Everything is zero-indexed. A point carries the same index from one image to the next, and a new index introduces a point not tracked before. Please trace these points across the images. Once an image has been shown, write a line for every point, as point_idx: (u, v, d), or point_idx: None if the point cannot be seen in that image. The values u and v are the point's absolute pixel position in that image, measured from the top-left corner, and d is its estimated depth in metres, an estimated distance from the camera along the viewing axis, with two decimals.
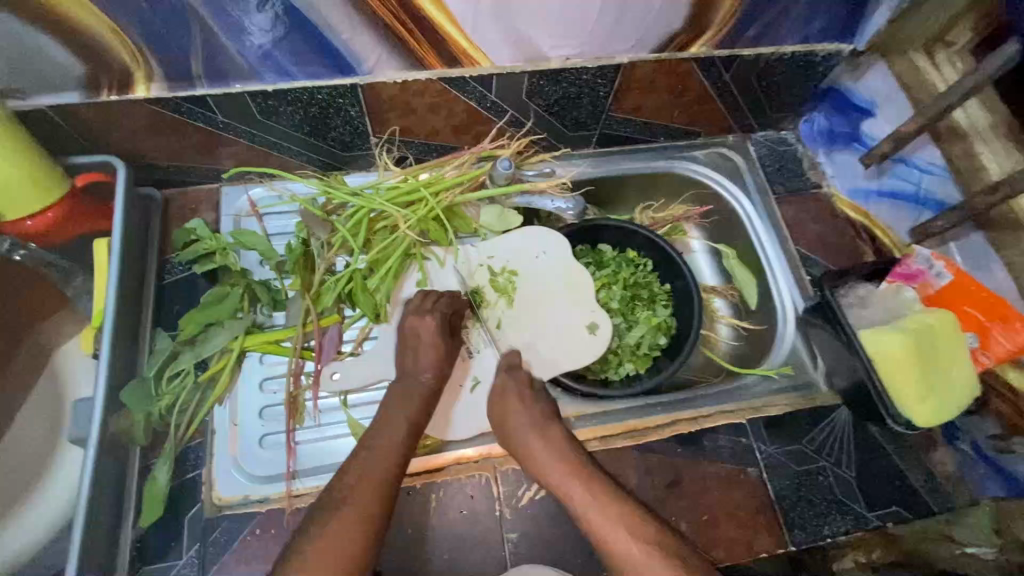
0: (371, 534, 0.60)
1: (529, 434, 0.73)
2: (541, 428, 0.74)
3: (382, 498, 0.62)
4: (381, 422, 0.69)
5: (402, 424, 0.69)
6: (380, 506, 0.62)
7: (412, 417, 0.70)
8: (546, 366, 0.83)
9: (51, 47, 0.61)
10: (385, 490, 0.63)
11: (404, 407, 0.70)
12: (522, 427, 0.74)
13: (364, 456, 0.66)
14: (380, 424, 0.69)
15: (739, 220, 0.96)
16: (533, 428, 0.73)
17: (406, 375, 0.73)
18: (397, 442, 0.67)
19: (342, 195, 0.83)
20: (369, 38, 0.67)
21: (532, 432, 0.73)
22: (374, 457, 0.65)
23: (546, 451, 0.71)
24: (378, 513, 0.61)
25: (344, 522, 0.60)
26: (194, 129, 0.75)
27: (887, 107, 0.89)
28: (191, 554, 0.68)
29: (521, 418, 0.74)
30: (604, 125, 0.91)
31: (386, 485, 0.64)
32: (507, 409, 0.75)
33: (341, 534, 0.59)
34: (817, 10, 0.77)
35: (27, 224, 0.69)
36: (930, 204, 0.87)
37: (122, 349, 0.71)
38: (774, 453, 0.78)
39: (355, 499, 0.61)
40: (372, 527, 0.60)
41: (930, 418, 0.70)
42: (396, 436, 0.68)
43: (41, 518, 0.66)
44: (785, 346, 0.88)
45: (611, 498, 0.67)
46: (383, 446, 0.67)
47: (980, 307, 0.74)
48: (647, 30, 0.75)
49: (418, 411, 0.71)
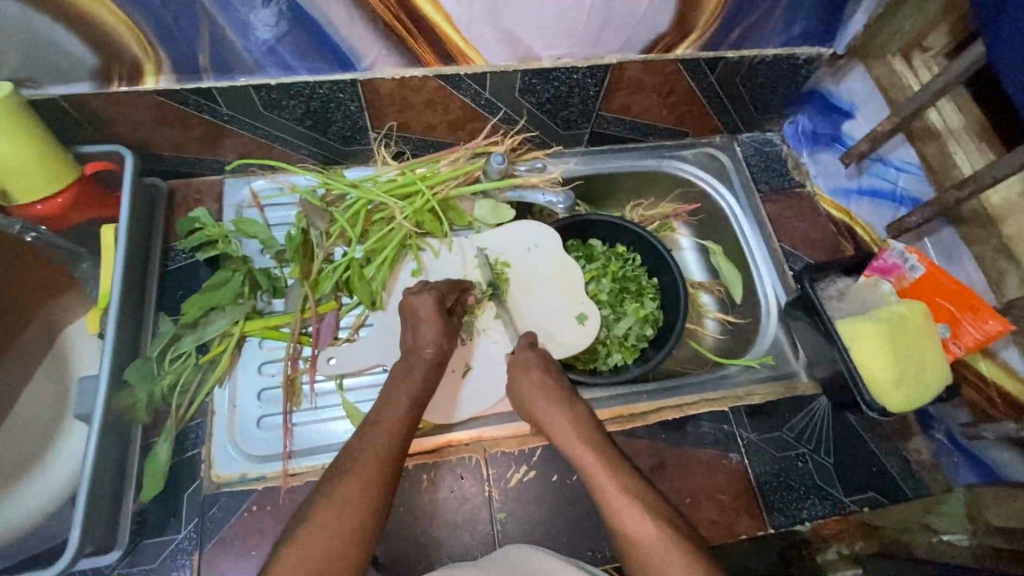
0: (375, 501, 0.60)
1: (556, 414, 0.72)
2: (566, 403, 0.73)
3: (387, 469, 0.63)
4: (387, 400, 0.70)
5: (404, 400, 0.70)
6: (385, 475, 0.62)
7: (414, 391, 0.71)
8: (562, 346, 0.86)
9: (65, 38, 0.64)
10: (390, 460, 0.64)
11: (405, 383, 0.72)
12: (543, 406, 0.73)
13: (369, 430, 0.66)
14: (389, 397, 0.70)
15: (725, 217, 1.00)
16: (553, 409, 0.72)
17: (410, 350, 0.76)
18: (400, 417, 0.68)
19: (342, 186, 0.87)
20: (368, 35, 0.70)
21: (556, 411, 0.72)
22: (379, 431, 0.66)
23: (565, 430, 0.70)
24: (383, 481, 0.62)
25: (348, 488, 0.60)
26: (200, 121, 0.78)
27: (864, 108, 0.93)
28: (189, 530, 0.70)
29: (523, 403, 0.75)
30: (596, 124, 0.95)
31: (391, 456, 0.64)
32: (528, 389, 0.75)
33: (347, 500, 0.59)
34: (797, 14, 0.81)
35: (37, 209, 0.72)
36: (906, 201, 0.89)
37: (126, 330, 0.74)
38: (756, 440, 0.81)
39: (360, 468, 0.62)
40: (377, 495, 0.61)
41: (903, 404, 0.74)
42: (396, 413, 0.68)
43: (47, 491, 0.68)
44: (768, 338, 0.90)
45: (617, 472, 0.66)
46: (386, 419, 0.68)
47: (950, 298, 0.76)
48: (633, 32, 0.78)
49: (421, 386, 0.72)
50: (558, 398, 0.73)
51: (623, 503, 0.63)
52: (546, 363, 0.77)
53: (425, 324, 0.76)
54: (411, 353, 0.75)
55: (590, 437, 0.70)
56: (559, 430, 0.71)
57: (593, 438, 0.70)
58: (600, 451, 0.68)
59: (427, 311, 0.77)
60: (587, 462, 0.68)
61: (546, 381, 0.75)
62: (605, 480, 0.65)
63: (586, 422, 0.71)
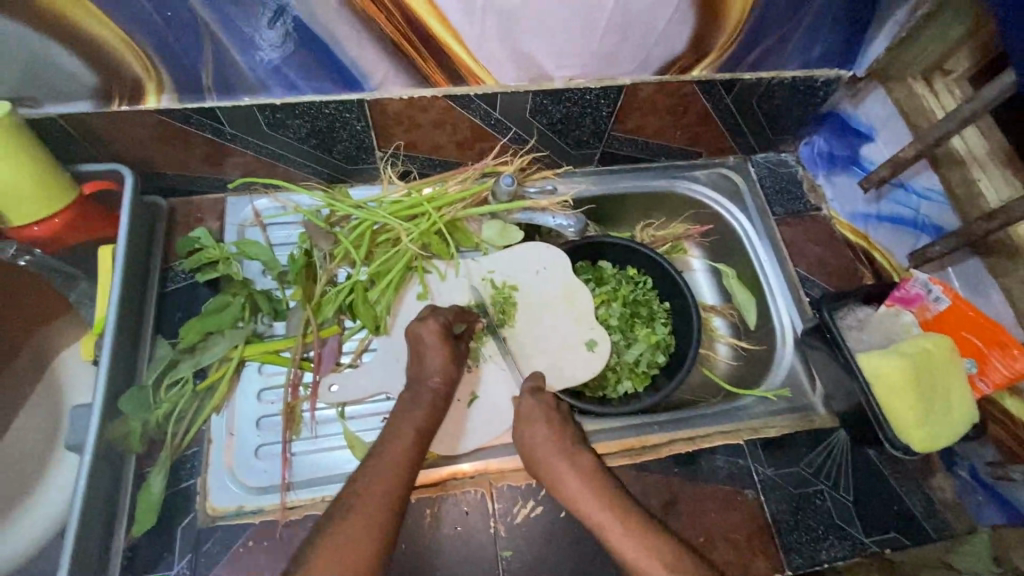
0: (380, 538, 0.57)
1: (561, 469, 0.70)
2: (568, 456, 0.70)
3: (392, 505, 0.60)
4: (392, 431, 0.68)
5: (409, 432, 0.67)
6: (391, 512, 0.60)
7: (419, 426, 0.69)
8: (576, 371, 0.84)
9: (64, 58, 0.62)
10: (395, 496, 0.61)
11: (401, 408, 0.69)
12: (550, 456, 0.71)
13: (374, 463, 0.64)
14: (392, 428, 0.68)
15: (738, 240, 0.97)
16: (556, 462, 0.70)
17: (413, 383, 0.73)
18: (407, 450, 0.66)
19: (346, 207, 0.84)
20: (376, 55, 0.68)
21: (562, 467, 0.70)
22: (384, 465, 0.63)
23: (573, 483, 0.68)
24: (388, 518, 0.59)
25: (354, 527, 0.57)
26: (202, 140, 0.76)
27: (886, 132, 0.90)
28: (182, 565, 0.67)
29: (529, 454, 0.72)
30: (607, 144, 0.92)
31: (397, 492, 0.62)
32: (531, 437, 0.73)
33: (352, 539, 0.56)
34: (817, 36, 0.79)
35: (35, 230, 0.69)
36: (928, 229, 0.86)
37: (123, 355, 0.71)
38: (771, 475, 0.78)
39: (366, 504, 0.59)
40: (381, 533, 0.58)
41: (928, 443, 0.70)
42: (402, 444, 0.66)
43: (34, 524, 0.65)
44: (783, 368, 0.88)
45: (631, 528, 0.64)
46: (392, 453, 0.65)
47: (977, 333, 0.74)
48: (649, 52, 0.76)
49: (425, 416, 0.70)
50: (562, 449, 0.71)
51: (640, 559, 0.62)
52: (549, 412, 0.75)
53: (437, 359, 0.74)
54: (416, 387, 0.73)
55: (600, 489, 0.68)
56: (572, 487, 0.69)
57: (609, 491, 0.68)
58: (612, 503, 0.66)
59: (436, 338, 0.74)
60: (601, 517, 0.66)
61: (551, 432, 0.73)
62: (624, 538, 0.64)
63: (593, 474, 0.69)
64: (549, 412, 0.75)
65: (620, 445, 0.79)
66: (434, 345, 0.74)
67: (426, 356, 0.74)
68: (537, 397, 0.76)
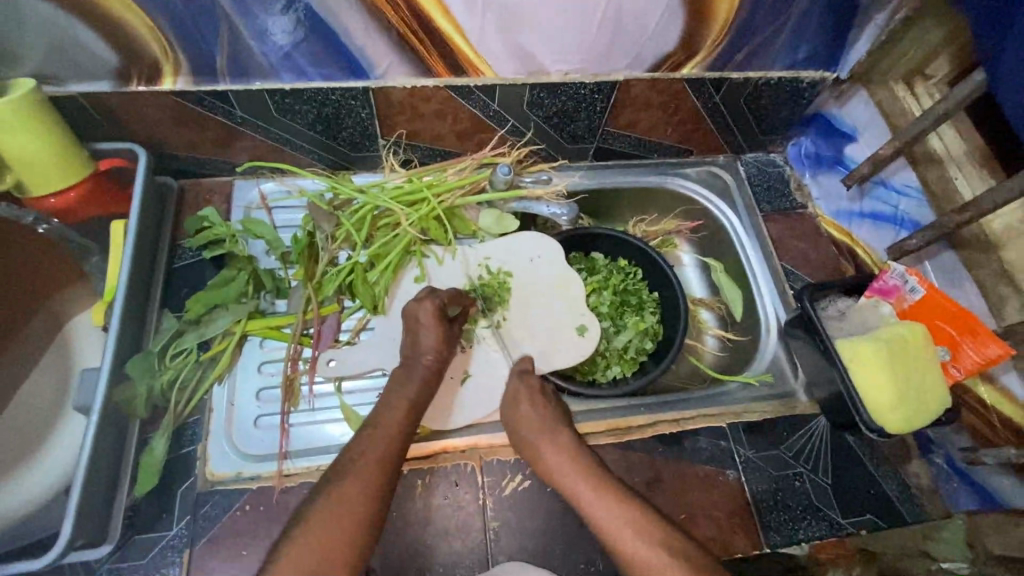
0: (375, 500, 0.61)
1: (544, 446, 0.73)
2: (551, 433, 0.73)
3: (386, 471, 0.63)
4: (384, 405, 0.70)
5: (401, 405, 0.70)
6: (384, 476, 0.63)
7: (412, 399, 0.71)
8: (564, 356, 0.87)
9: (87, 38, 0.66)
10: (389, 463, 0.64)
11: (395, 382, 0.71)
12: (533, 434, 0.74)
13: (369, 433, 0.67)
14: (387, 401, 0.71)
15: (726, 233, 1.00)
16: (539, 440, 0.73)
17: (409, 359, 0.75)
18: (399, 422, 0.68)
19: (349, 191, 0.88)
20: (382, 45, 0.72)
21: (544, 444, 0.73)
22: (379, 436, 0.66)
23: (557, 461, 0.71)
24: (382, 482, 0.62)
25: (349, 490, 0.60)
26: (214, 122, 0.80)
27: (867, 133, 0.94)
28: (181, 527, 0.70)
29: (516, 434, 0.75)
30: (601, 139, 0.96)
31: (391, 459, 0.65)
32: (517, 419, 0.76)
33: (349, 499, 0.59)
34: (801, 38, 0.83)
35: (50, 202, 0.73)
36: (906, 224, 0.90)
37: (131, 324, 0.74)
38: (753, 457, 0.80)
39: (361, 469, 0.62)
40: (376, 496, 0.61)
41: (902, 425, 0.73)
42: (395, 417, 0.69)
43: (39, 482, 0.68)
44: (767, 356, 0.90)
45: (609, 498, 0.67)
46: (385, 425, 0.68)
47: (949, 321, 0.77)
48: (641, 49, 0.80)
49: (417, 391, 0.72)
50: (546, 427, 0.74)
51: (617, 526, 0.64)
52: (533, 394, 0.78)
53: (432, 337, 0.76)
54: (411, 363, 0.75)
55: (582, 466, 0.71)
56: (556, 466, 0.71)
57: (587, 468, 0.70)
58: (591, 480, 0.69)
59: (431, 318, 0.77)
60: (581, 492, 0.68)
61: (536, 411, 0.76)
62: (603, 508, 0.66)
63: (574, 451, 0.72)
64: (533, 391, 0.78)
65: (605, 425, 0.82)
66: (430, 329, 0.76)
67: (421, 337, 0.76)
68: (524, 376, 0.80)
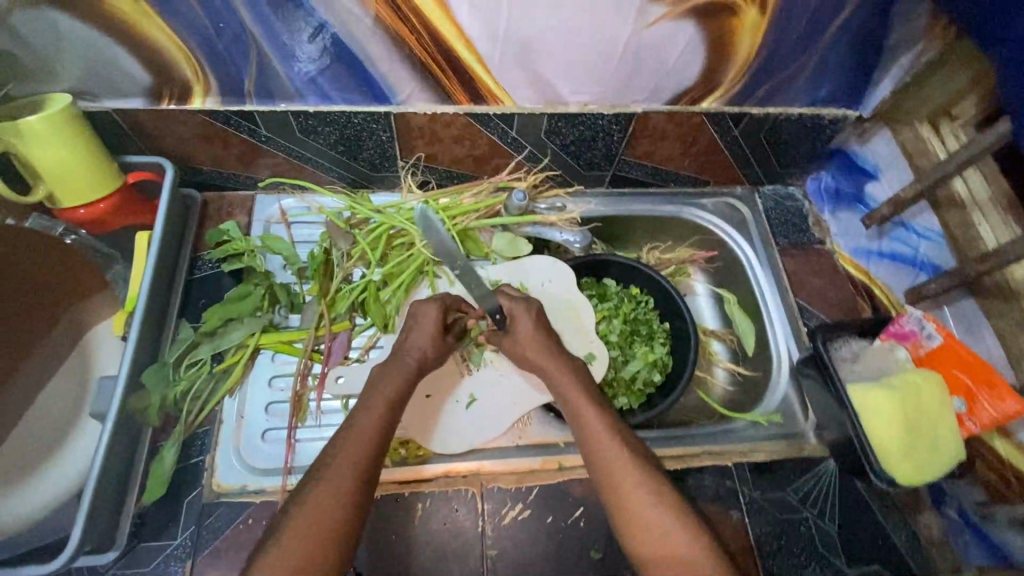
0: (349, 507, 0.60)
1: (584, 406, 0.71)
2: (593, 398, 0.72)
3: (361, 473, 0.62)
4: (361, 406, 0.69)
5: (378, 405, 0.68)
6: (358, 480, 0.61)
7: (389, 396, 0.69)
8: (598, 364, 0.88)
9: (124, 59, 0.69)
10: (364, 467, 0.63)
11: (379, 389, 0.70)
12: (574, 390, 0.72)
13: (345, 436, 0.65)
14: (364, 402, 0.69)
15: (741, 266, 1.00)
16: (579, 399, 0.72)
17: (395, 355, 0.75)
18: (375, 421, 0.67)
19: (367, 210, 0.89)
20: (404, 72, 0.73)
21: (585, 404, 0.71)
22: (354, 437, 0.64)
23: (596, 421, 0.69)
24: (356, 488, 0.61)
25: (323, 495, 0.59)
26: (239, 140, 0.82)
27: (889, 172, 0.93)
28: (185, 536, 0.71)
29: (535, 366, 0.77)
30: (618, 167, 0.96)
31: (366, 463, 0.63)
32: (559, 375, 0.74)
33: (321, 508, 0.58)
34: (823, 76, 0.83)
35: (81, 213, 0.75)
36: (926, 268, 0.89)
37: (148, 334, 0.76)
38: (757, 498, 0.79)
39: (333, 475, 0.61)
40: (351, 499, 0.60)
41: (912, 477, 0.71)
42: (371, 417, 0.67)
43: (52, 486, 0.70)
44: (777, 394, 0.89)
45: (639, 468, 0.65)
46: (360, 426, 0.66)
47: (967, 370, 0.75)
48: (661, 83, 0.80)
49: (398, 390, 0.71)
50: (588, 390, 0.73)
51: (641, 491, 0.63)
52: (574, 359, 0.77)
53: (423, 336, 0.76)
54: (392, 362, 0.74)
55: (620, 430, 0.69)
56: (592, 424, 0.69)
57: (624, 432, 0.68)
58: (625, 443, 0.67)
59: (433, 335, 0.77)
60: (613, 453, 0.66)
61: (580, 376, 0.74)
62: (630, 473, 0.64)
63: (612, 415, 0.70)
64: (555, 347, 0.78)
65: None
66: (421, 327, 0.77)
67: (414, 331, 0.77)
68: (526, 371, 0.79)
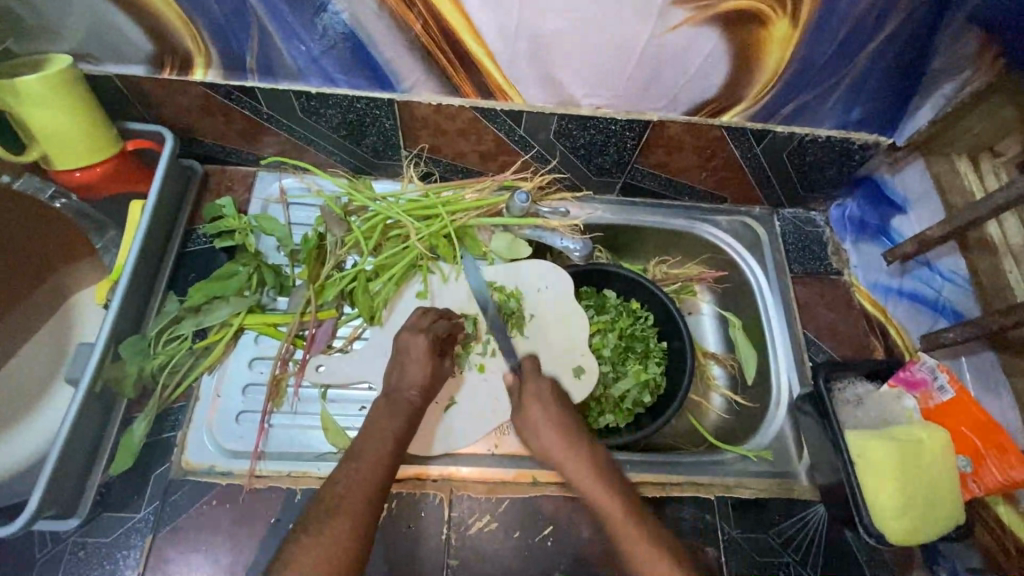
0: (361, 539, 0.60)
1: (574, 456, 0.71)
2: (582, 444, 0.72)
3: (371, 501, 0.63)
4: (370, 433, 0.69)
5: (387, 436, 0.69)
6: (370, 513, 0.62)
7: (391, 434, 0.69)
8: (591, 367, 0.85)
9: (126, 25, 0.67)
10: (374, 494, 0.64)
11: (389, 418, 0.70)
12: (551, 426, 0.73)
13: (352, 466, 0.65)
14: (369, 432, 0.69)
15: (750, 290, 0.95)
16: (568, 445, 0.72)
17: (392, 390, 0.74)
18: (384, 452, 0.67)
19: (365, 198, 0.87)
20: (410, 59, 0.71)
21: (576, 450, 0.71)
22: (364, 464, 0.65)
23: (587, 475, 0.70)
24: (368, 517, 0.62)
25: (337, 521, 0.60)
26: (241, 115, 0.80)
27: (919, 207, 0.86)
28: (148, 511, 0.71)
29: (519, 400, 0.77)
30: (629, 175, 0.92)
31: (375, 492, 0.64)
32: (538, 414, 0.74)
33: (335, 536, 0.59)
34: (856, 99, 0.77)
35: (76, 176, 0.75)
36: (947, 312, 0.82)
37: (133, 304, 0.76)
38: (737, 536, 0.76)
39: (348, 505, 0.61)
40: (362, 527, 0.60)
41: (905, 536, 0.67)
42: (381, 446, 0.68)
43: (22, 448, 0.70)
44: (773, 429, 0.85)
45: (628, 506, 0.67)
46: (371, 454, 0.66)
47: (976, 430, 0.71)
48: (680, 91, 0.76)
49: (404, 424, 0.71)
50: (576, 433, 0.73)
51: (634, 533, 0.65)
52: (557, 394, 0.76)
53: (419, 371, 0.75)
54: (393, 397, 0.73)
55: (609, 479, 0.70)
56: (582, 478, 0.70)
57: (607, 473, 0.70)
58: (610, 482, 0.70)
59: (423, 358, 0.76)
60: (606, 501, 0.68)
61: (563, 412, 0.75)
62: (614, 511, 0.67)
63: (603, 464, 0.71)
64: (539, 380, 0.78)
65: None
66: (420, 362, 0.75)
67: (409, 368, 0.75)
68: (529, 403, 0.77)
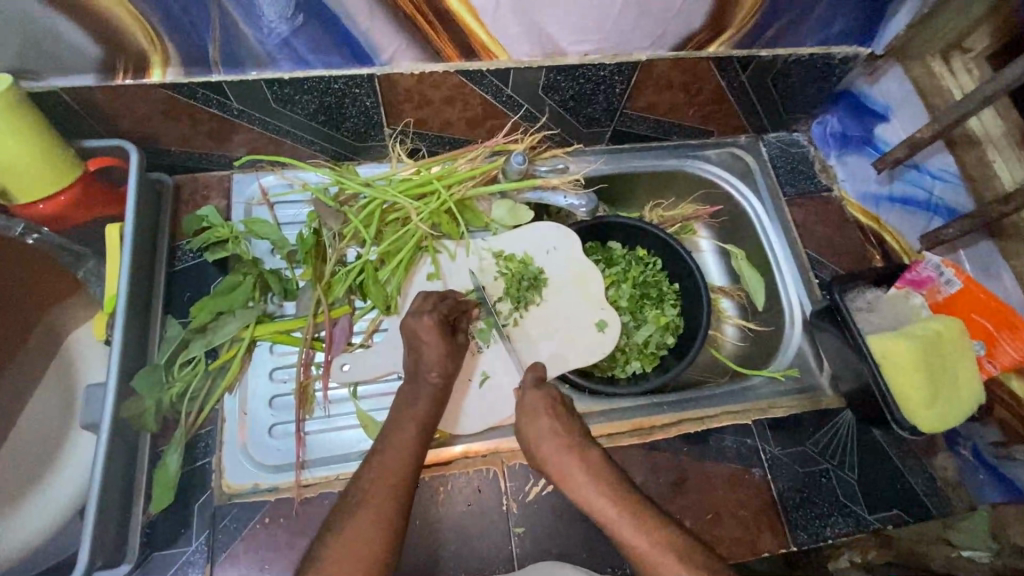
0: (388, 537, 0.58)
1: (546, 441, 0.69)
2: (574, 439, 0.69)
3: (400, 491, 0.62)
4: (394, 423, 0.68)
5: (413, 423, 0.68)
6: (394, 509, 0.60)
7: (419, 416, 0.69)
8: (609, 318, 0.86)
9: (66, 28, 0.60)
10: (402, 486, 0.62)
11: (410, 410, 0.69)
12: (530, 416, 0.72)
13: (377, 457, 0.64)
14: (396, 420, 0.68)
15: (748, 220, 0.96)
16: (544, 429, 0.70)
17: (412, 375, 0.73)
18: (412, 441, 0.66)
19: (354, 185, 0.83)
20: (388, 27, 0.66)
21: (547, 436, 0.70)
22: (392, 455, 0.64)
23: (563, 459, 0.68)
24: (395, 519, 0.60)
25: (365, 519, 0.58)
26: (209, 115, 0.74)
27: (901, 112, 0.89)
28: (200, 541, 0.68)
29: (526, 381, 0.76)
30: (619, 122, 0.91)
31: (405, 483, 0.63)
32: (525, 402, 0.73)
33: (360, 534, 0.57)
34: (837, 13, 0.78)
35: (39, 208, 0.69)
36: (941, 211, 0.86)
37: (135, 334, 0.71)
38: (778, 454, 0.79)
39: (372, 499, 0.60)
40: (388, 522, 0.59)
41: (937, 424, 0.71)
42: (408, 432, 0.67)
43: (57, 502, 0.67)
44: (791, 350, 0.88)
45: (605, 482, 0.66)
46: (398, 445, 0.65)
47: (987, 315, 0.76)
48: (667, 26, 0.74)
49: (428, 408, 0.70)
50: (557, 417, 0.71)
51: (632, 527, 0.62)
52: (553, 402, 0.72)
53: (436, 352, 0.73)
54: (414, 378, 0.72)
55: (585, 454, 0.68)
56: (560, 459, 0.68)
57: (591, 457, 0.68)
58: (590, 457, 0.68)
59: (438, 341, 0.73)
60: (582, 481, 0.66)
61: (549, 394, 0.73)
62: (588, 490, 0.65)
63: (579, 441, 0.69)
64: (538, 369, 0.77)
65: (608, 428, 0.80)
66: (434, 345, 0.73)
67: (425, 351, 0.73)
68: (541, 388, 0.74)
